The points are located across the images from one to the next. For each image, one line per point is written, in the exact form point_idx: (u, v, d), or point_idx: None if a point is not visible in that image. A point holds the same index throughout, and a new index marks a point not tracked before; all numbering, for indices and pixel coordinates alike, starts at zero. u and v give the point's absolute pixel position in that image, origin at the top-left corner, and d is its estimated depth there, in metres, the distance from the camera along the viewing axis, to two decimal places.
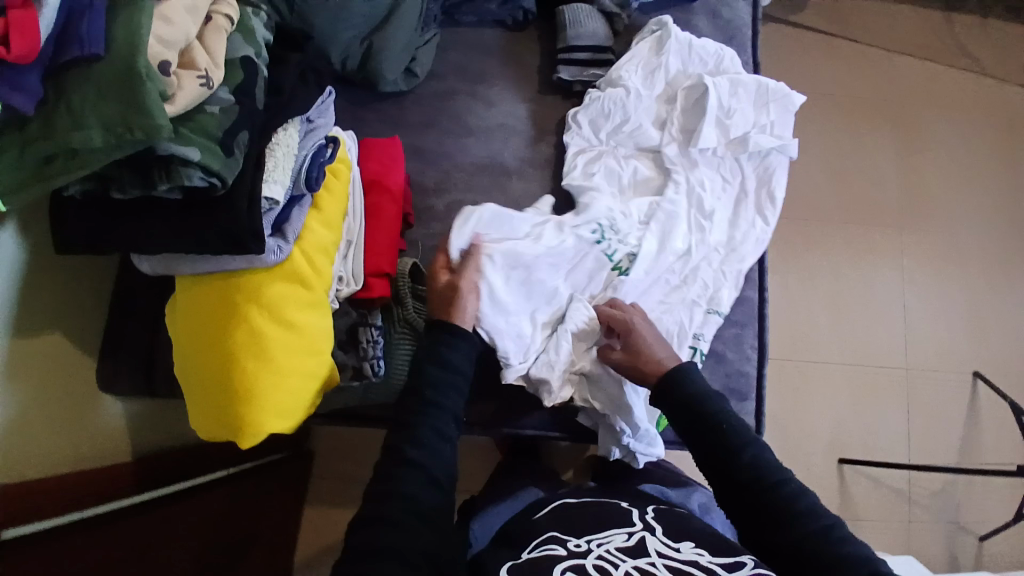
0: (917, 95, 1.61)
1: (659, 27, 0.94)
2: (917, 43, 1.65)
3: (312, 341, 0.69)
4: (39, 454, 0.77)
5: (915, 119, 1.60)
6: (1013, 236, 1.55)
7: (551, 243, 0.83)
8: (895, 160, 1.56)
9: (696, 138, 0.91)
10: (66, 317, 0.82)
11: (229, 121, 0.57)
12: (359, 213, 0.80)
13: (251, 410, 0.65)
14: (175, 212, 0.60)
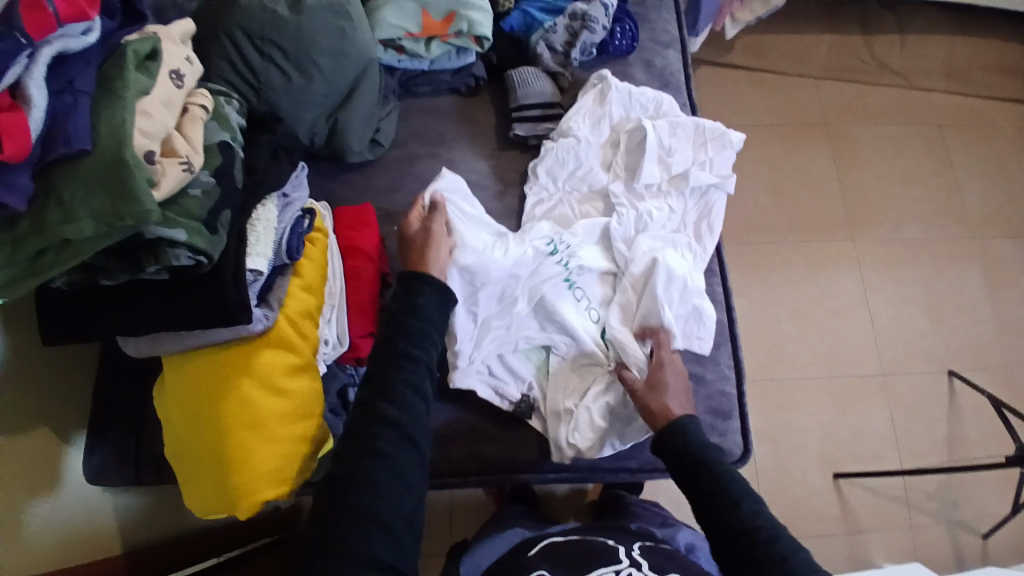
0: (847, 116, 1.75)
1: (599, 80, 1.03)
2: (839, 68, 1.80)
3: (302, 406, 0.70)
4: (36, 553, 0.75)
5: (849, 138, 1.73)
6: (958, 235, 1.65)
7: (516, 256, 0.89)
8: (836, 177, 1.68)
9: (636, 175, 0.97)
10: (53, 411, 0.82)
11: (211, 201, 0.61)
12: (339, 278, 0.83)
13: (248, 479, 0.66)
14: (162, 293, 0.63)
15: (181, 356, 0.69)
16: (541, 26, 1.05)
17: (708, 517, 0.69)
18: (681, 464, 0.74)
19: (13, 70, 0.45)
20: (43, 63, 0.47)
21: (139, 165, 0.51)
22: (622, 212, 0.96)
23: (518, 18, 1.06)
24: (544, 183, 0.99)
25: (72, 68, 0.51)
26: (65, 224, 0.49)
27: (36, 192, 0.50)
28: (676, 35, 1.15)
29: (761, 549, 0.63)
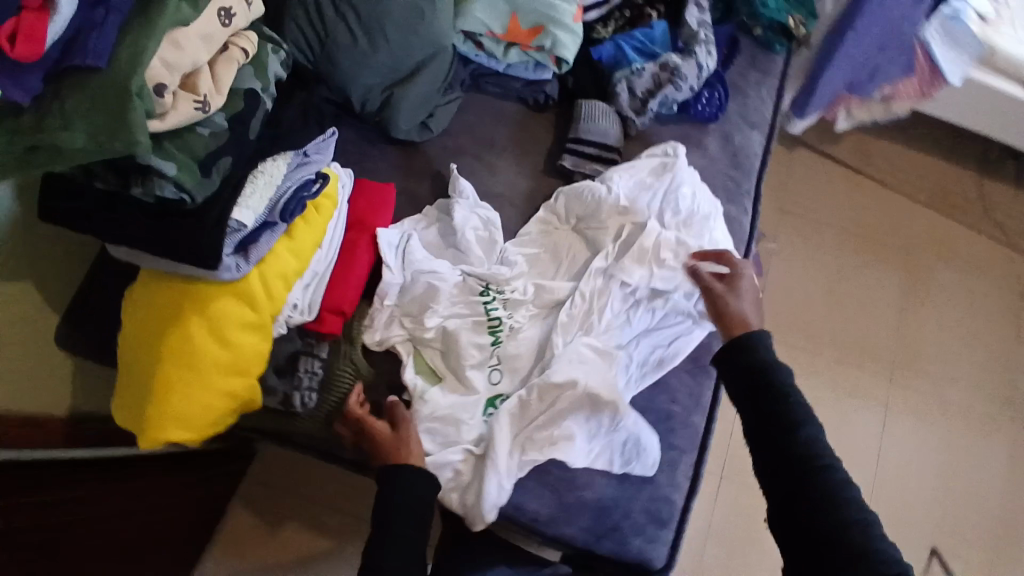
0: (929, 249, 1.63)
1: (664, 156, 0.99)
2: (940, 198, 1.67)
3: (241, 361, 0.70)
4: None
5: (923, 271, 1.61)
6: (1004, 415, 1.50)
7: (492, 241, 0.93)
8: (894, 308, 1.56)
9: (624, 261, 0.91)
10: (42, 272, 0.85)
11: (216, 145, 0.60)
12: (334, 248, 0.82)
13: (162, 412, 0.67)
14: (149, 213, 0.63)
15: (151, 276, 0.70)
16: (629, 64, 1.00)
17: (770, 451, 0.68)
18: (753, 393, 0.72)
19: None
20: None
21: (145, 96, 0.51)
22: (582, 290, 0.91)
23: (610, 50, 1.01)
24: (551, 221, 0.96)
25: None
26: (60, 129, 0.49)
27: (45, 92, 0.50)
28: (767, 118, 1.08)
29: (822, 521, 0.61)
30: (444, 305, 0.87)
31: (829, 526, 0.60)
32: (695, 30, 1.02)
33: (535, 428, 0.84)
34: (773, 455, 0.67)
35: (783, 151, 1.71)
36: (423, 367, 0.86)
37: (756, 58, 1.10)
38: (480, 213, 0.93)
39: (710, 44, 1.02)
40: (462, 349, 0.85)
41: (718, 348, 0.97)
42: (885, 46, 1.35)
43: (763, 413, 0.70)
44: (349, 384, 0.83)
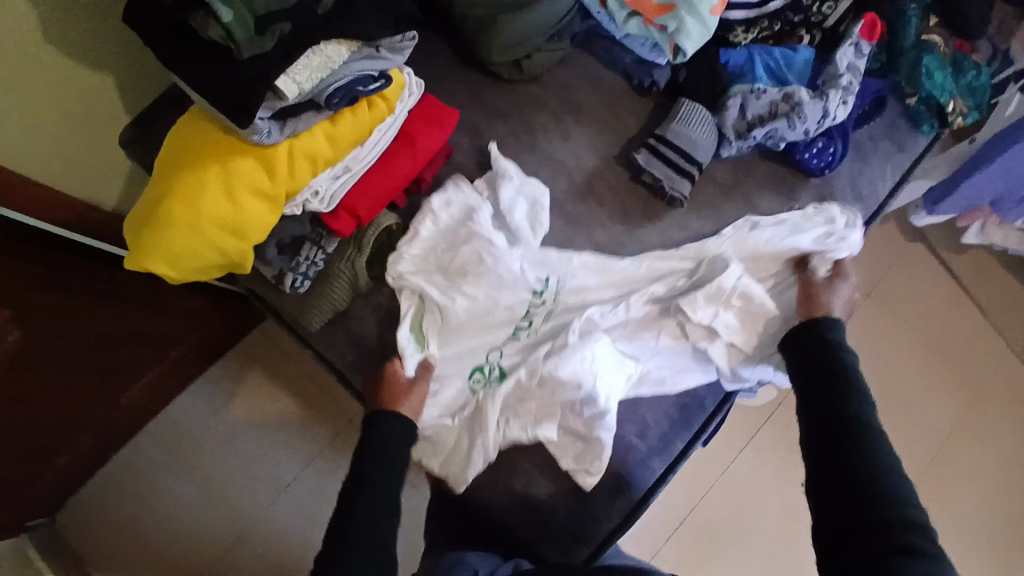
0: (990, 381, 1.69)
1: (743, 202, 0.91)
2: (1020, 337, 1.73)
3: (240, 225, 0.70)
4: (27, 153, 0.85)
5: (974, 400, 1.66)
6: None
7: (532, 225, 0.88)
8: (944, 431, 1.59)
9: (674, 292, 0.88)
10: (116, 72, 0.91)
11: (278, 6, 0.61)
12: (375, 152, 0.80)
13: (152, 241, 0.67)
14: (197, 54, 0.63)
15: (195, 113, 0.71)
16: (752, 82, 0.90)
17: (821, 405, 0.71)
18: (807, 368, 0.77)
19: None
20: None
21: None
22: (628, 305, 0.87)
23: (740, 58, 0.91)
24: (596, 222, 0.92)
25: None
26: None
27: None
28: (878, 197, 0.97)
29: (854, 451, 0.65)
30: (480, 263, 0.85)
31: (865, 474, 0.62)
32: (841, 73, 0.90)
33: (527, 408, 0.82)
34: (826, 411, 0.70)
35: (900, 238, 1.74)
36: (417, 326, 0.85)
37: (895, 128, 0.99)
38: (527, 192, 0.89)
39: (849, 92, 0.90)
40: (473, 314, 0.85)
41: (710, 408, 0.90)
42: None
43: (822, 381, 0.74)
44: (342, 286, 0.84)
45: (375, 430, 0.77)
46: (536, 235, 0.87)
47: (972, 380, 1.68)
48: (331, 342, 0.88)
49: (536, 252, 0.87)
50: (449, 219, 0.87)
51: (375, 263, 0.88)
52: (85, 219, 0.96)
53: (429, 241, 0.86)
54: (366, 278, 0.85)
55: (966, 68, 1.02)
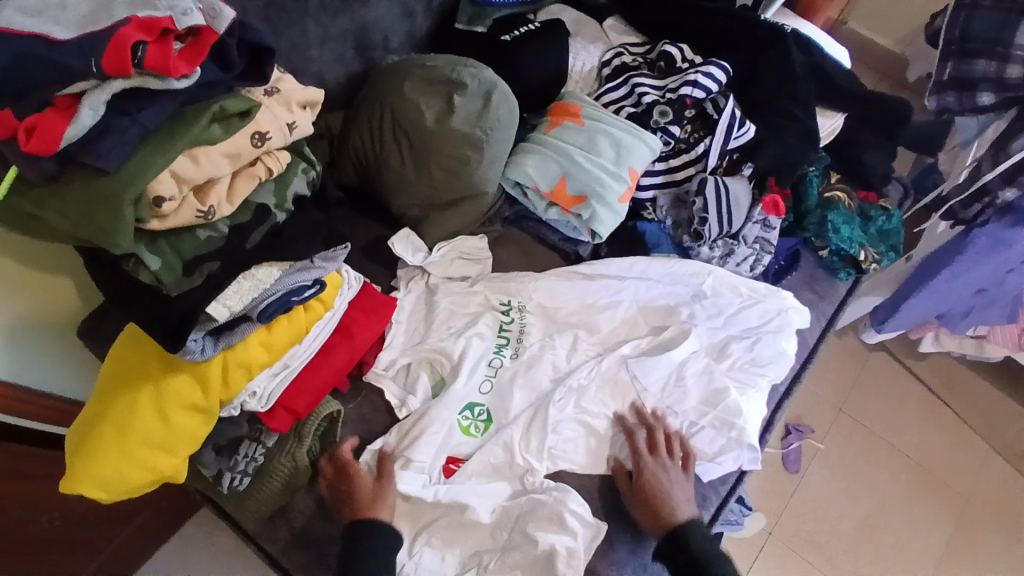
0: (986, 497, 1.67)
1: (702, 269, 0.96)
2: (1005, 443, 1.74)
3: (172, 441, 0.71)
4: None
5: (973, 519, 1.64)
6: None
7: (484, 336, 0.92)
8: (935, 549, 1.59)
9: (667, 382, 0.90)
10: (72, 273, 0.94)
11: (207, 247, 0.65)
12: (314, 345, 0.84)
13: (82, 466, 0.68)
14: (132, 288, 0.67)
15: (133, 332, 0.74)
16: (667, 252, 0.98)
17: None
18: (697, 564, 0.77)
19: (77, 86, 0.52)
20: (108, 92, 0.52)
21: (140, 205, 0.56)
22: (602, 428, 0.89)
23: (655, 231, 0.98)
24: (595, 308, 0.96)
25: (146, 100, 0.55)
26: (55, 210, 0.56)
27: (60, 175, 0.56)
28: (807, 345, 0.99)
29: None
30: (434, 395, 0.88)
31: None
32: (746, 230, 0.97)
33: (488, 553, 0.80)
34: None
35: (864, 351, 1.81)
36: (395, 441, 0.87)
37: (814, 278, 1.05)
38: (480, 335, 0.92)
39: (757, 261, 0.97)
40: (458, 443, 0.87)
41: None
42: (982, 292, 1.40)
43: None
44: (282, 479, 0.84)
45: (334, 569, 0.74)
46: (498, 389, 0.90)
47: (956, 488, 1.67)
48: (273, 535, 0.87)
49: (535, 371, 0.91)
50: (432, 349, 0.91)
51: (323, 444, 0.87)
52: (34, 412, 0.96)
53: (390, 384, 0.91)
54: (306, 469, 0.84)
55: (873, 214, 1.09)
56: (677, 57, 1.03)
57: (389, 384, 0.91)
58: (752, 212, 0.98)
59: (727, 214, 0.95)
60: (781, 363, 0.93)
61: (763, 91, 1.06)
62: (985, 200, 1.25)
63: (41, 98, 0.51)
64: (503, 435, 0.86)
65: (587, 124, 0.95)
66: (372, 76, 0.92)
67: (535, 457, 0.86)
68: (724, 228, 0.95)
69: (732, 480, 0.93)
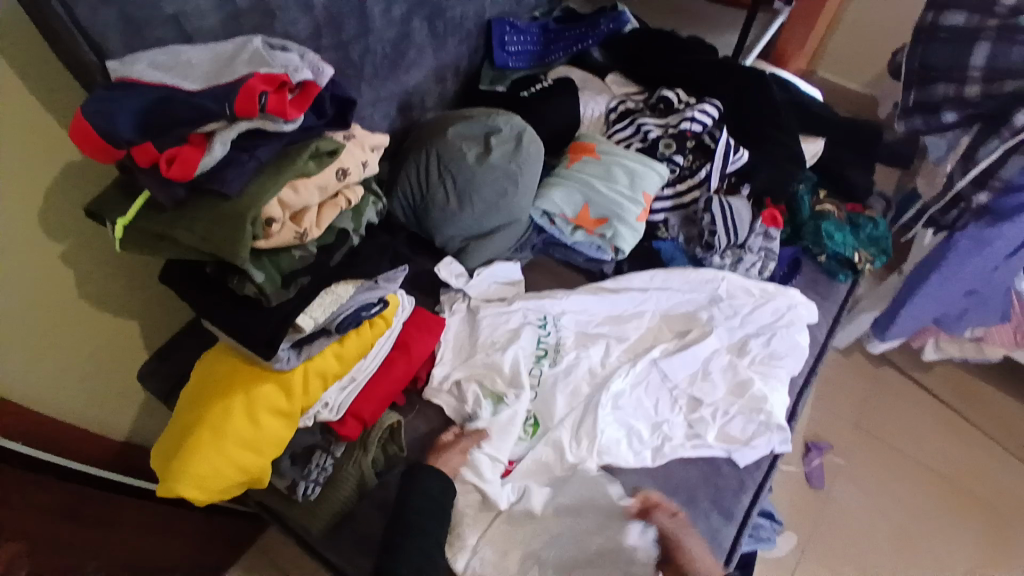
0: (1016, 503, 1.69)
1: (715, 275, 1.06)
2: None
3: (259, 441, 0.79)
4: (58, 399, 0.98)
5: (1006, 525, 1.65)
6: None
7: (526, 347, 0.99)
8: (970, 557, 1.60)
9: (698, 380, 0.98)
10: (148, 319, 1.05)
11: (300, 265, 0.76)
12: (376, 360, 0.93)
13: (183, 466, 0.76)
14: (230, 304, 0.79)
15: (224, 350, 0.84)
16: (685, 264, 1.08)
17: None
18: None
19: (211, 125, 0.64)
20: (234, 131, 0.64)
21: (256, 223, 0.67)
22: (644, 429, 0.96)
23: (670, 247, 1.10)
24: (624, 317, 1.05)
25: (260, 140, 0.68)
26: (181, 231, 0.68)
27: (186, 201, 0.68)
28: (818, 340, 1.09)
29: None
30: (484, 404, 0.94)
31: None
32: (751, 239, 1.09)
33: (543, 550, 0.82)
34: None
35: (870, 367, 1.91)
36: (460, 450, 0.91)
37: (815, 283, 1.15)
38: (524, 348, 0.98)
39: (762, 265, 1.08)
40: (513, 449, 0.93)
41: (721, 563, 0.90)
42: (973, 293, 1.51)
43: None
44: (348, 487, 0.90)
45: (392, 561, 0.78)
46: (542, 395, 0.97)
47: (984, 495, 1.70)
48: (338, 548, 0.91)
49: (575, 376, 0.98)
50: (482, 365, 0.97)
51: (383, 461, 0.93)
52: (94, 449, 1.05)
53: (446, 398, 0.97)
54: (371, 477, 0.91)
55: (862, 223, 1.21)
56: (674, 100, 1.19)
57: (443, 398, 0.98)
58: (754, 225, 1.10)
59: (732, 225, 1.07)
60: (796, 356, 1.02)
61: (750, 125, 1.22)
62: (960, 205, 1.38)
63: (180, 133, 0.63)
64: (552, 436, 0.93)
65: (603, 158, 1.08)
66: (410, 132, 1.07)
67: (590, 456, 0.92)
68: (731, 239, 1.08)
69: (766, 465, 0.99)
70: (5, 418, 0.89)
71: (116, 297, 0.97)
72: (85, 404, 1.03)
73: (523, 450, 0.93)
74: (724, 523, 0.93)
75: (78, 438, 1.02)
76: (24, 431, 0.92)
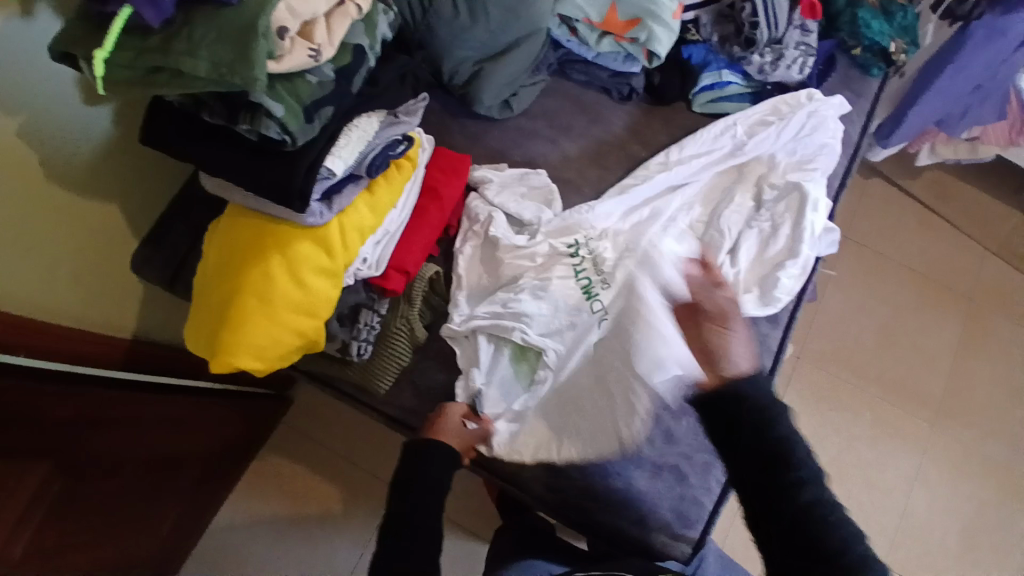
0: (988, 294, 1.84)
1: (728, 123, 0.98)
2: (1000, 243, 1.88)
3: (312, 305, 0.73)
4: (66, 299, 0.90)
5: (979, 315, 1.81)
6: (993, 485, 1.64)
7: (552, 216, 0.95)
8: (947, 344, 1.77)
9: (754, 216, 0.94)
10: (128, 196, 0.97)
11: (321, 93, 0.64)
12: (407, 209, 0.85)
13: (234, 339, 0.70)
14: (247, 152, 0.68)
15: (245, 214, 0.74)
16: (719, 70, 1.00)
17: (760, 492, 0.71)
18: (731, 430, 0.74)
19: None
20: None
21: (268, 37, 0.56)
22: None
23: (701, 53, 1.02)
24: (648, 203, 0.97)
25: None
26: (183, 58, 0.56)
27: (175, 20, 0.57)
28: (853, 141, 1.05)
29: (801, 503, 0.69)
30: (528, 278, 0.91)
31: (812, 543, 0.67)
32: (790, 32, 0.99)
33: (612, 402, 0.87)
34: (755, 486, 0.72)
35: (859, 179, 1.92)
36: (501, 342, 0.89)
37: (849, 79, 1.08)
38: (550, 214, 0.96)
39: (803, 62, 0.98)
40: (566, 369, 0.89)
41: (768, 364, 0.95)
42: (979, 89, 1.46)
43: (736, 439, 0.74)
44: (401, 341, 0.88)
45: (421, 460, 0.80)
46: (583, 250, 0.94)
47: (958, 289, 1.83)
48: (401, 398, 0.91)
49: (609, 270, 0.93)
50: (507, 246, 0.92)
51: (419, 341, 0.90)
52: (112, 349, 1.00)
53: (470, 289, 0.92)
54: (422, 334, 0.89)
55: (895, 11, 1.10)
56: None
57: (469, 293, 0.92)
58: (791, 17, 0.99)
59: (769, 13, 0.95)
60: (828, 156, 0.96)
61: None
62: None
63: None
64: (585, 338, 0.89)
65: None
66: None
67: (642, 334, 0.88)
68: (772, 34, 0.96)
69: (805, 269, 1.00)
70: (31, 334, 0.82)
71: (86, 176, 0.87)
72: (92, 301, 0.96)
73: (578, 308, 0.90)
74: (770, 327, 0.95)
75: (98, 342, 0.96)
76: (46, 347, 0.85)
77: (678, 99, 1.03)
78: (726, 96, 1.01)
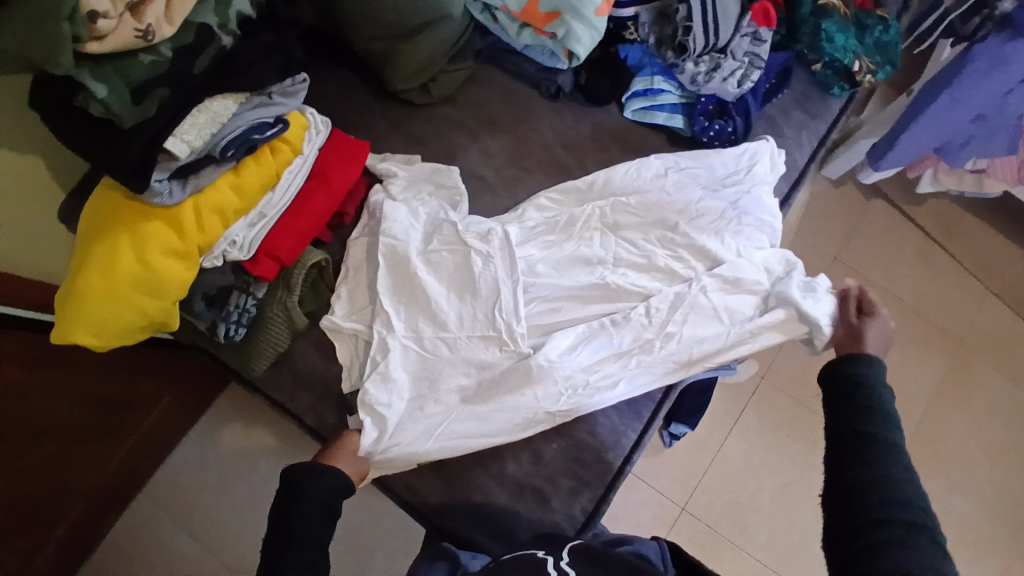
0: (983, 338, 1.68)
1: (647, 160, 0.92)
2: (1004, 285, 1.73)
3: (157, 284, 0.72)
4: None
5: (969, 360, 1.66)
6: (952, 538, 1.53)
7: (469, 216, 0.89)
8: (930, 383, 1.63)
9: (677, 245, 0.87)
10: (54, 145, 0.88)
11: (155, 73, 0.63)
12: (288, 194, 0.82)
13: (71, 314, 0.70)
14: (83, 126, 0.65)
15: (104, 187, 0.73)
16: (651, 74, 0.95)
17: (836, 431, 0.67)
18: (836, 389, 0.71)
19: None
20: None
21: (77, 20, 0.55)
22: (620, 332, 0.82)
23: (638, 53, 0.96)
24: (563, 227, 0.89)
25: None
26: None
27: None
28: (797, 166, 0.97)
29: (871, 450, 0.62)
30: (426, 273, 0.84)
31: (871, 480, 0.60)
32: (733, 40, 0.93)
33: (483, 405, 0.80)
34: (834, 432, 0.67)
35: (862, 199, 1.75)
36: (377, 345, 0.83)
37: (806, 96, 0.99)
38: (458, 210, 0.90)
39: (744, 75, 0.92)
40: (450, 378, 0.81)
41: (658, 398, 0.91)
42: (981, 119, 1.26)
43: (842, 407, 0.69)
44: (277, 327, 0.85)
45: (301, 483, 0.71)
46: (493, 250, 0.85)
47: (951, 329, 1.68)
48: (278, 383, 0.89)
49: (505, 317, 0.82)
50: (400, 233, 0.86)
51: (298, 328, 0.86)
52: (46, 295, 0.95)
53: (350, 280, 0.87)
54: (301, 319, 0.85)
55: (870, 24, 0.98)
56: None
57: (352, 279, 0.87)
58: (739, 23, 0.93)
59: (713, 16, 0.91)
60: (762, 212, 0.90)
61: None
62: (985, 12, 1.12)
63: None
64: (454, 382, 0.81)
65: None
66: None
67: (517, 395, 0.80)
68: (709, 41, 0.92)
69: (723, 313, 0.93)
70: None
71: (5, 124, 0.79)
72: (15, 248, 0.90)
73: (469, 310, 0.83)
74: None
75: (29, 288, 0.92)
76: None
77: (610, 101, 0.97)
78: (659, 103, 0.95)
